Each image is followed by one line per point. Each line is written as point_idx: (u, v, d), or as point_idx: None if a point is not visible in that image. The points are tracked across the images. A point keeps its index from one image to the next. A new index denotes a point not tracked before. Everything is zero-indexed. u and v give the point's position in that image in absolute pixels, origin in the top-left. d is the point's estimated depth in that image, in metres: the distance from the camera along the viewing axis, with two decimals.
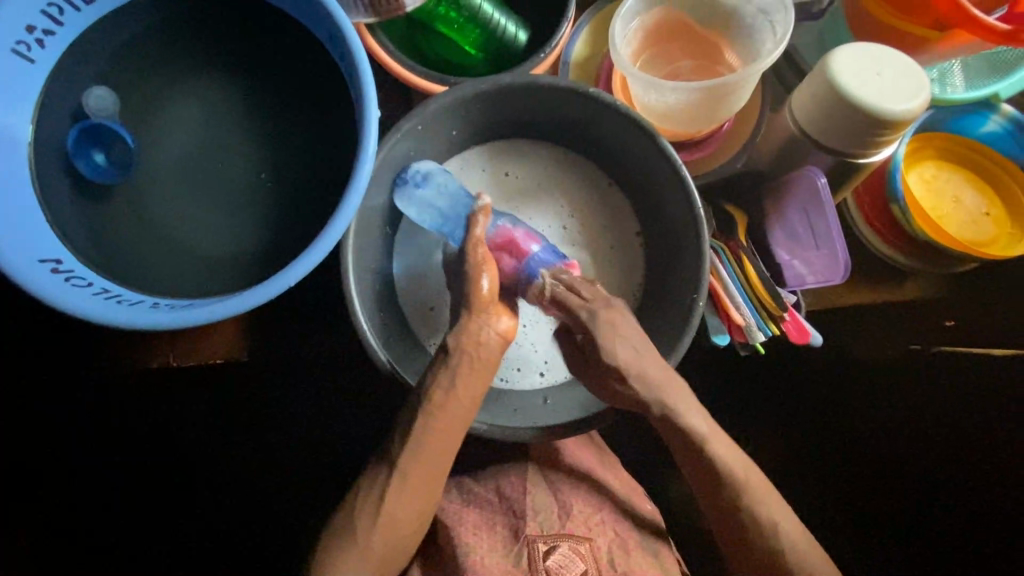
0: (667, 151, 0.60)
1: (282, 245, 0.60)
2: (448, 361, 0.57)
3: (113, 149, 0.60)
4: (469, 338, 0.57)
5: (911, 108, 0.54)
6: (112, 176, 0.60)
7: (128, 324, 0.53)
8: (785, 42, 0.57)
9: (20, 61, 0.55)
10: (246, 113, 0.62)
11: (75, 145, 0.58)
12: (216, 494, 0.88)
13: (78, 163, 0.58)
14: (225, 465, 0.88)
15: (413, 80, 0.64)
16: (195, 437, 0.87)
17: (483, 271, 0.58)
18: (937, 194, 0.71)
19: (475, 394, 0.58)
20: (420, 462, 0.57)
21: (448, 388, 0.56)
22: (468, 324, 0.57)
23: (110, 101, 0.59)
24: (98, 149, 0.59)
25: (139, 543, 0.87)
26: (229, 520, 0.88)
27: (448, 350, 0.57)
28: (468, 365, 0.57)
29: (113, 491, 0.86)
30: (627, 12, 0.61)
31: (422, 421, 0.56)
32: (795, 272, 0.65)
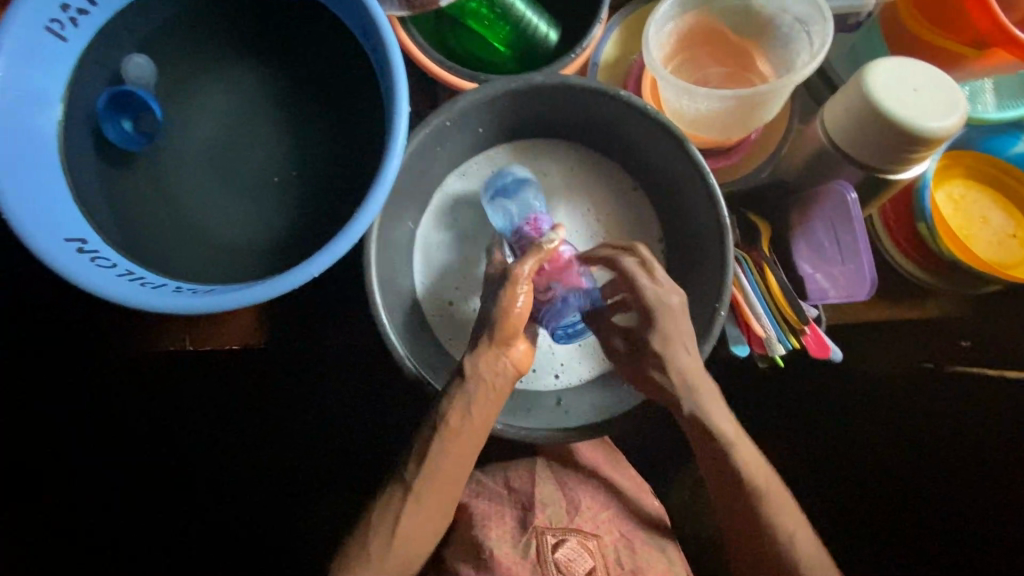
0: (695, 159, 0.60)
1: (304, 234, 0.60)
2: (466, 387, 0.57)
3: (141, 118, 0.60)
4: (485, 366, 0.57)
5: (948, 126, 0.53)
6: (139, 145, 0.60)
7: (151, 307, 0.53)
8: (822, 53, 0.56)
9: (54, 39, 0.55)
10: (273, 97, 0.62)
11: (103, 114, 0.58)
12: (227, 488, 0.88)
13: (106, 129, 0.59)
14: (236, 457, 0.88)
15: (442, 75, 0.63)
16: (206, 431, 0.87)
17: (518, 296, 0.56)
18: (965, 214, 0.70)
19: (488, 419, 0.58)
20: (434, 484, 0.57)
21: (463, 414, 0.57)
22: (484, 353, 0.57)
23: (149, 70, 0.59)
24: (126, 119, 0.60)
25: (140, 541, 0.88)
26: (241, 513, 0.88)
27: (463, 375, 0.57)
28: (483, 394, 0.57)
29: (112, 490, 0.87)
30: (662, 16, 0.60)
31: (438, 447, 0.57)
32: (817, 285, 0.64)
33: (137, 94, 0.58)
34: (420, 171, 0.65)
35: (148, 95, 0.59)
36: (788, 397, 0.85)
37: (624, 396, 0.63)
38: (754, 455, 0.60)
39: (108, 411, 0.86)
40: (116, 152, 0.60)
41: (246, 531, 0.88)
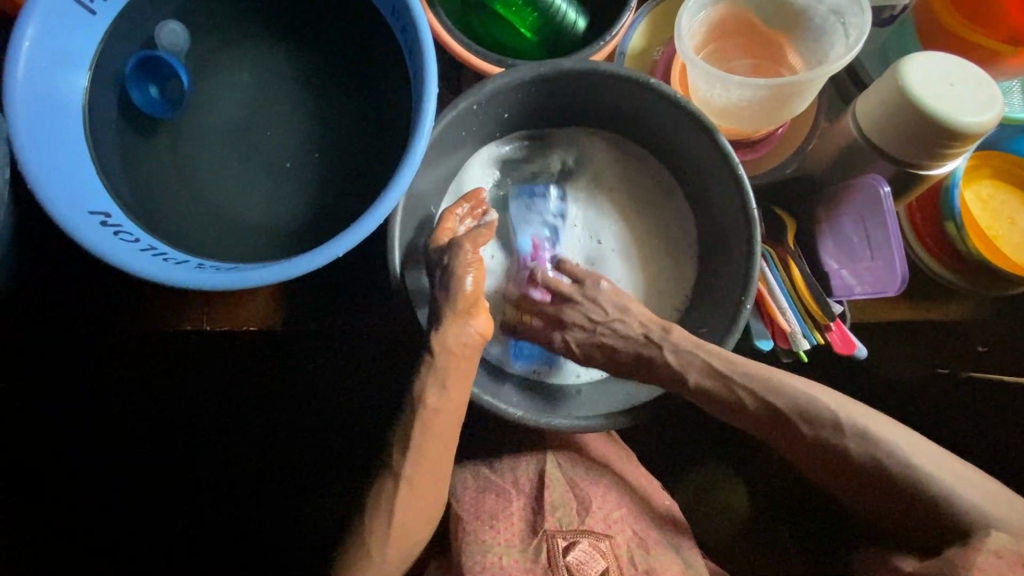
0: (726, 150, 0.59)
1: (328, 216, 0.60)
2: (434, 363, 0.55)
3: (168, 84, 0.60)
4: (450, 343, 0.55)
5: (986, 121, 0.52)
6: (165, 112, 0.60)
7: (174, 282, 0.53)
8: (859, 45, 0.55)
9: (83, 12, 0.55)
10: (299, 74, 0.61)
11: (132, 79, 0.58)
12: (238, 479, 0.89)
13: (133, 92, 0.58)
14: (245, 448, 0.88)
15: (471, 58, 0.62)
16: (214, 422, 0.87)
17: (467, 274, 0.56)
18: (993, 214, 0.69)
19: (464, 390, 0.57)
20: (420, 461, 0.57)
21: (438, 393, 0.56)
22: (450, 326, 0.55)
23: (182, 38, 0.59)
24: (152, 85, 0.59)
25: (148, 535, 0.88)
26: (252, 501, 0.89)
27: (431, 353, 0.55)
28: (452, 369, 0.55)
29: (112, 491, 0.86)
30: (695, 4, 0.60)
31: (421, 426, 0.56)
32: (843, 281, 0.64)
33: (166, 58, 0.58)
34: (445, 156, 0.64)
35: (176, 61, 0.58)
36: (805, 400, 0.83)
37: (646, 387, 0.62)
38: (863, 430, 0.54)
39: (108, 410, 0.83)
40: (144, 120, 0.60)
41: (250, 529, 0.89)
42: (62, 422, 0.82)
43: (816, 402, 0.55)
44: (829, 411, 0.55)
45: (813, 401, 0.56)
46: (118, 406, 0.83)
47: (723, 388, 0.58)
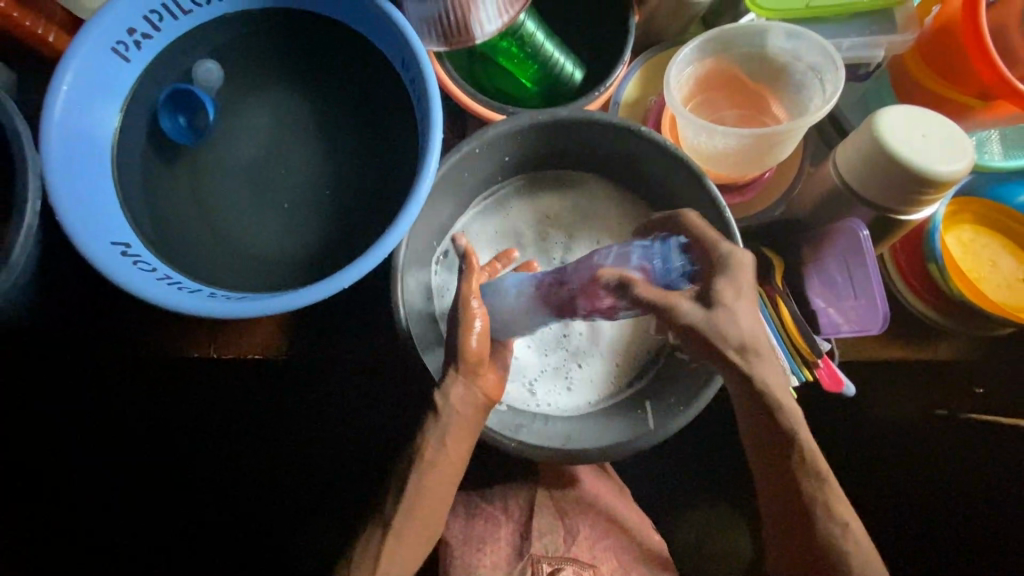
0: (712, 193, 0.62)
1: (334, 248, 0.63)
2: (438, 420, 0.58)
3: (196, 116, 0.64)
4: (456, 397, 0.58)
5: (958, 171, 0.56)
6: (190, 140, 0.64)
7: (186, 309, 0.56)
8: (834, 98, 0.60)
9: (117, 60, 0.61)
10: (312, 117, 0.66)
11: (163, 112, 0.63)
12: (233, 496, 0.91)
13: (164, 121, 0.63)
14: (243, 465, 0.91)
15: (474, 106, 0.67)
16: (215, 436, 0.89)
17: (475, 320, 0.59)
18: (974, 256, 0.72)
19: (464, 449, 0.59)
20: (410, 513, 0.58)
21: (438, 446, 0.58)
22: (456, 385, 0.58)
23: (216, 75, 0.64)
24: (181, 116, 0.64)
25: (146, 542, 0.91)
26: (247, 517, 0.92)
27: (437, 410, 0.58)
28: (456, 425, 0.58)
29: (112, 490, 0.89)
30: (681, 60, 0.65)
31: (414, 481, 0.58)
32: (831, 320, 0.66)
33: (196, 92, 0.62)
34: (449, 195, 0.68)
35: (207, 96, 0.63)
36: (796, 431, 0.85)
37: (635, 421, 0.63)
38: (843, 508, 0.54)
39: (108, 409, 0.84)
40: (169, 150, 0.64)
41: (249, 531, 0.92)
42: (62, 422, 0.82)
43: (820, 468, 0.54)
44: (826, 478, 0.54)
45: (819, 465, 0.54)
46: (122, 418, 0.85)
47: (787, 464, 0.55)
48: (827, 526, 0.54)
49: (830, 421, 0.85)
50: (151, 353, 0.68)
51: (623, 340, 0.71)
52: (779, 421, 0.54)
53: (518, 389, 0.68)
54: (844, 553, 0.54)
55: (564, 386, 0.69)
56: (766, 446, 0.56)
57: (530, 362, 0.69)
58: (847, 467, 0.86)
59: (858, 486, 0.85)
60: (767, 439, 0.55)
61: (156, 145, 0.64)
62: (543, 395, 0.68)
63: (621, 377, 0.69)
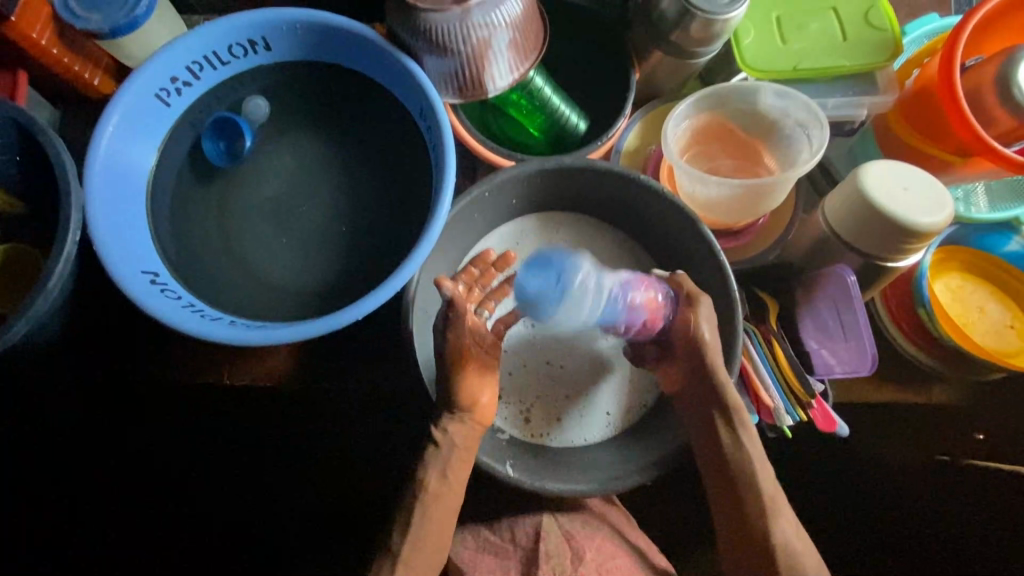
0: (707, 239, 0.66)
1: (348, 281, 0.67)
2: (438, 452, 0.61)
3: (235, 142, 0.69)
4: (455, 435, 0.61)
5: (938, 222, 0.59)
6: (225, 163, 0.69)
7: (208, 336, 0.59)
8: (819, 153, 0.64)
9: (159, 104, 0.67)
10: (333, 160, 0.71)
11: (205, 141, 0.68)
12: (236, 518, 0.92)
13: (206, 145, 0.68)
14: (246, 489, 0.91)
15: (487, 153, 0.72)
16: (219, 457, 0.90)
17: (463, 356, 0.61)
18: (962, 303, 0.75)
19: (461, 476, 0.62)
20: (418, 547, 0.60)
21: (440, 480, 0.61)
22: (453, 423, 0.61)
23: (264, 109, 0.69)
24: (221, 141, 0.69)
25: (147, 557, 0.91)
26: (248, 538, 0.92)
27: (436, 444, 0.61)
28: (454, 457, 0.61)
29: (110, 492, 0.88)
30: (678, 115, 0.70)
31: (417, 514, 0.61)
32: (824, 361, 0.68)
33: (238, 123, 0.68)
34: (461, 233, 0.72)
35: (248, 126, 0.68)
36: (796, 465, 0.86)
37: (634, 457, 0.65)
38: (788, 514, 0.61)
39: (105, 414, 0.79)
40: (205, 177, 0.69)
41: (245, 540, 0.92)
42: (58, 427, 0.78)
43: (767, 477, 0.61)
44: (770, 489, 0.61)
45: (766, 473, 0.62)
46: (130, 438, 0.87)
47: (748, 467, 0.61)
48: (781, 528, 0.60)
49: (830, 458, 0.86)
50: (168, 375, 0.71)
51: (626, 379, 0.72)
52: (731, 427, 0.62)
53: (525, 421, 0.70)
54: (792, 553, 0.59)
55: (531, 395, 0.71)
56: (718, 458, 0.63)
57: (531, 390, 0.71)
58: (846, 501, 0.87)
59: (855, 519, 0.87)
60: (722, 450, 0.63)
61: (188, 180, 0.69)
62: (509, 397, 0.71)
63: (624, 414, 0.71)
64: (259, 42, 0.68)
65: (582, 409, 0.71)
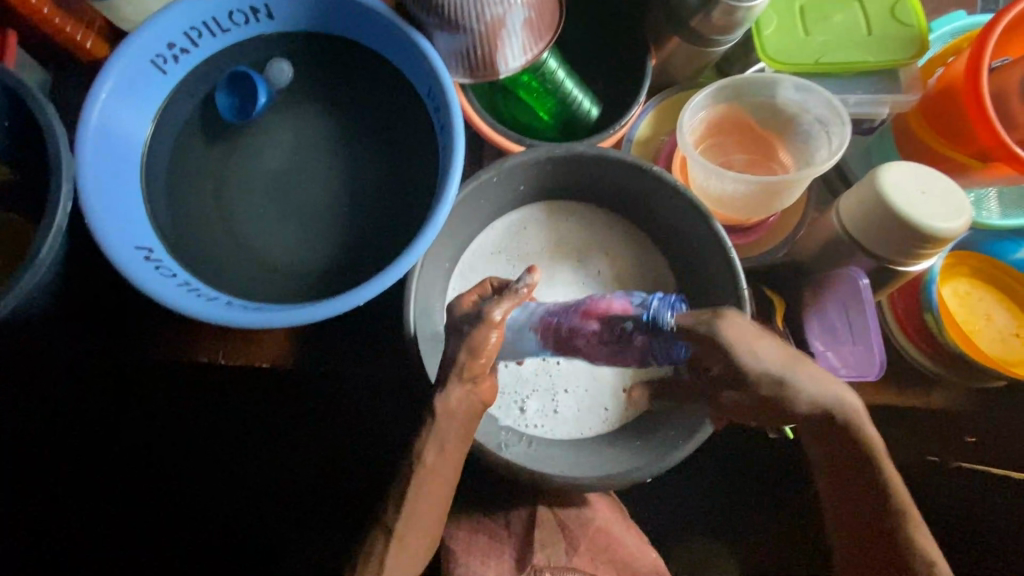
0: (719, 235, 0.64)
1: (350, 262, 0.65)
2: (436, 424, 0.57)
3: (247, 99, 0.66)
4: (455, 405, 0.57)
5: (955, 228, 0.58)
6: (235, 118, 0.66)
7: (206, 317, 0.58)
8: (840, 151, 0.62)
9: (155, 71, 0.64)
10: (336, 135, 0.68)
11: (218, 96, 0.66)
12: (230, 502, 0.91)
13: (220, 104, 0.66)
14: (239, 473, 0.90)
15: (496, 137, 0.70)
16: (210, 441, 0.88)
17: (492, 332, 0.56)
18: (969, 309, 0.74)
19: (459, 455, 0.59)
20: (414, 520, 0.59)
21: (436, 454, 0.58)
22: (455, 390, 0.57)
23: (287, 74, 0.66)
24: (235, 97, 0.66)
25: (138, 539, 0.91)
26: (241, 522, 0.92)
27: (433, 413, 0.57)
28: (452, 431, 0.58)
29: (101, 468, 0.87)
30: (696, 104, 0.68)
31: (413, 491, 0.59)
32: (828, 362, 0.66)
33: (254, 81, 0.65)
34: (467, 218, 0.70)
35: (263, 88, 0.65)
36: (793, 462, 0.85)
37: (634, 453, 0.64)
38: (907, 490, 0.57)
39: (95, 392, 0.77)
40: (205, 146, 0.67)
41: (237, 517, 0.92)
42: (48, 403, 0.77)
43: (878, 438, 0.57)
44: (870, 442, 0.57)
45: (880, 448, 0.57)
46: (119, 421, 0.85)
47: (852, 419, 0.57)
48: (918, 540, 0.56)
49: None
50: (163, 353, 0.70)
51: (626, 374, 0.71)
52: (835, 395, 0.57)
53: (524, 412, 0.69)
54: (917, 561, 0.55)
55: (525, 388, 0.70)
56: (835, 453, 0.58)
57: (532, 381, 0.71)
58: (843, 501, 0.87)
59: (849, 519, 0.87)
60: (845, 453, 0.58)
61: (185, 151, 0.66)
62: (504, 390, 0.70)
63: (619, 410, 0.70)
64: (261, 10, 0.65)
65: (578, 403, 0.71)
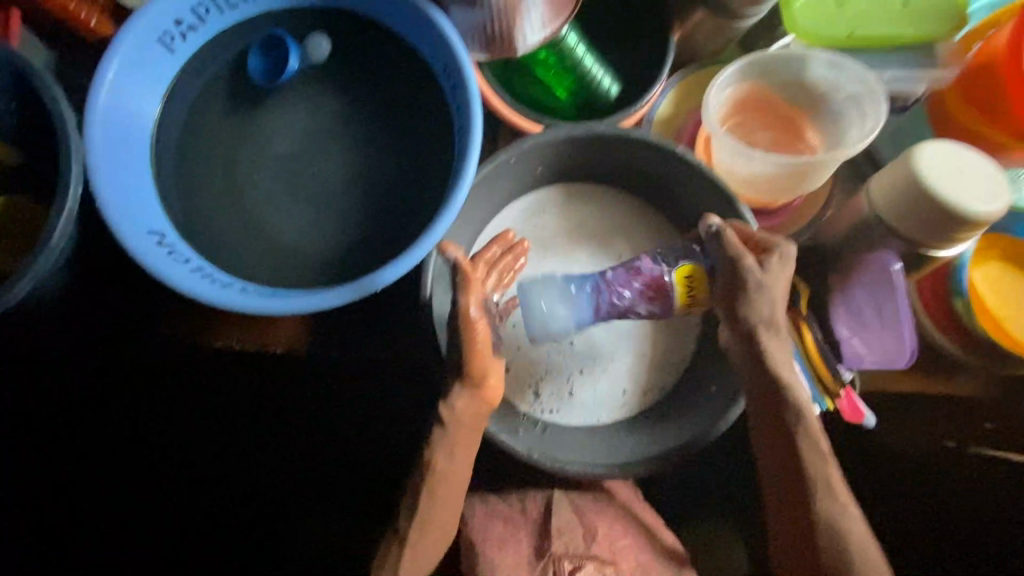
0: (745, 217, 0.62)
1: (366, 244, 0.63)
2: (445, 430, 0.58)
3: (278, 65, 0.64)
4: (461, 411, 0.58)
5: (993, 210, 0.56)
6: (265, 83, 0.64)
7: (223, 304, 0.57)
8: (873, 131, 0.60)
9: (162, 50, 0.62)
10: (350, 115, 0.66)
11: (250, 58, 0.64)
12: (226, 502, 0.86)
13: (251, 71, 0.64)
14: (241, 472, 0.85)
15: (513, 117, 0.67)
16: (209, 435, 0.84)
17: (476, 330, 0.57)
18: (1001, 295, 0.72)
19: (470, 456, 0.60)
20: (427, 524, 0.60)
21: (448, 457, 0.59)
22: (460, 399, 0.58)
23: (324, 50, 0.64)
24: (267, 62, 0.64)
25: (139, 536, 0.85)
26: (240, 524, 0.86)
27: (443, 422, 0.58)
28: (458, 436, 0.58)
29: (100, 465, 0.83)
30: (721, 81, 0.65)
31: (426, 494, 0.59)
32: (853, 350, 0.65)
33: (288, 47, 0.63)
34: (482, 201, 0.68)
35: (295, 56, 0.64)
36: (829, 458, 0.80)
37: (654, 441, 0.63)
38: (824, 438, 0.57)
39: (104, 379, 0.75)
40: (215, 129, 0.65)
41: (233, 517, 0.86)
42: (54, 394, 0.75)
43: (799, 384, 0.57)
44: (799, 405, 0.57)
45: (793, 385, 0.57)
46: (117, 415, 0.81)
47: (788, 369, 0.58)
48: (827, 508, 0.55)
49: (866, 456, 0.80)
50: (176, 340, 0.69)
51: (645, 359, 0.70)
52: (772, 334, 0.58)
53: (542, 396, 0.68)
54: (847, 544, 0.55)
55: (544, 370, 0.69)
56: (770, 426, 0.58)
57: (549, 364, 0.69)
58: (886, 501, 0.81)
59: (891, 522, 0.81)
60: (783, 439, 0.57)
61: (194, 130, 0.64)
62: (520, 372, 0.69)
63: (638, 392, 0.69)
64: None
65: (596, 386, 0.69)
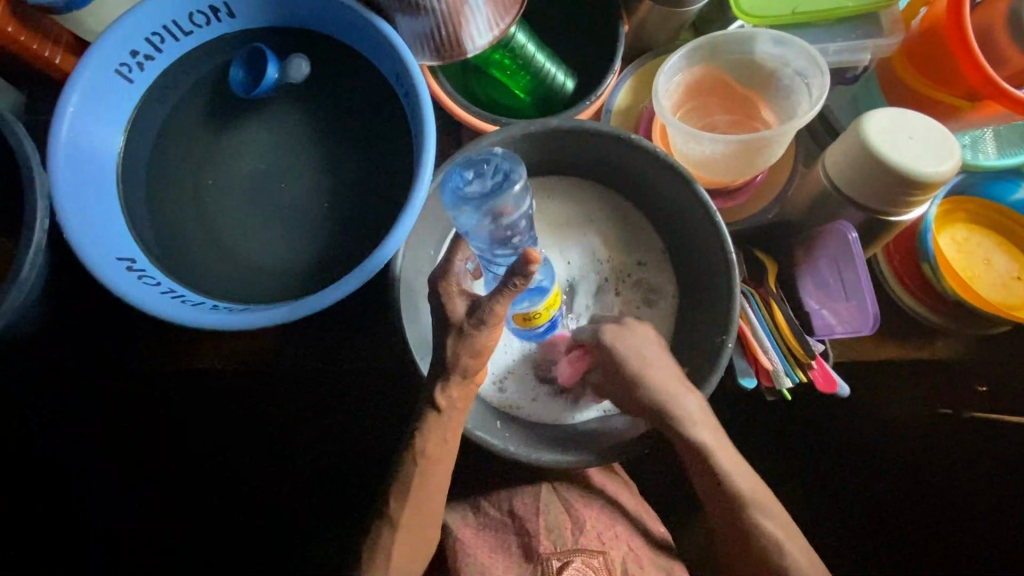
0: (702, 198, 0.63)
1: (333, 255, 0.64)
2: (441, 419, 0.57)
3: (255, 79, 0.66)
4: (461, 398, 0.57)
5: (943, 171, 0.56)
6: (243, 92, 0.66)
7: (190, 323, 0.58)
8: (820, 102, 0.61)
9: (122, 81, 0.64)
10: (310, 130, 0.67)
11: (232, 69, 0.66)
12: (221, 519, 0.86)
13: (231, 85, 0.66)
14: (234, 489, 0.86)
15: (468, 118, 0.68)
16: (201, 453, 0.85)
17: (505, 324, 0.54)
18: (968, 256, 0.72)
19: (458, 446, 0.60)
20: (416, 524, 0.60)
21: (442, 443, 0.58)
22: (458, 390, 0.56)
23: (304, 70, 0.65)
24: (248, 73, 0.66)
25: (139, 555, 0.86)
26: (238, 537, 0.87)
27: (438, 409, 0.57)
28: (452, 428, 0.58)
29: (98, 490, 0.84)
30: (671, 67, 0.66)
31: (414, 497, 0.59)
32: (823, 320, 0.67)
33: (267, 56, 0.65)
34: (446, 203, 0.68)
35: (274, 64, 0.65)
36: None
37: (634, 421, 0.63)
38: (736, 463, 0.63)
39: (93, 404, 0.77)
40: (178, 153, 0.66)
41: (228, 535, 0.87)
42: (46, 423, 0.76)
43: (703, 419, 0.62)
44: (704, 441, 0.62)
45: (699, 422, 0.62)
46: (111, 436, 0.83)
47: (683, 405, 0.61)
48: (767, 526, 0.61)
49: None
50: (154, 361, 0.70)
51: None
52: (654, 381, 0.62)
53: (513, 391, 0.68)
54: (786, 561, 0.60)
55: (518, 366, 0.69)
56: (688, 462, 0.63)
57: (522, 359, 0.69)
58: None
59: None
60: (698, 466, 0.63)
61: (159, 155, 0.66)
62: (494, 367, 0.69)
63: None
64: (221, 9, 0.65)
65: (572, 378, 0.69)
